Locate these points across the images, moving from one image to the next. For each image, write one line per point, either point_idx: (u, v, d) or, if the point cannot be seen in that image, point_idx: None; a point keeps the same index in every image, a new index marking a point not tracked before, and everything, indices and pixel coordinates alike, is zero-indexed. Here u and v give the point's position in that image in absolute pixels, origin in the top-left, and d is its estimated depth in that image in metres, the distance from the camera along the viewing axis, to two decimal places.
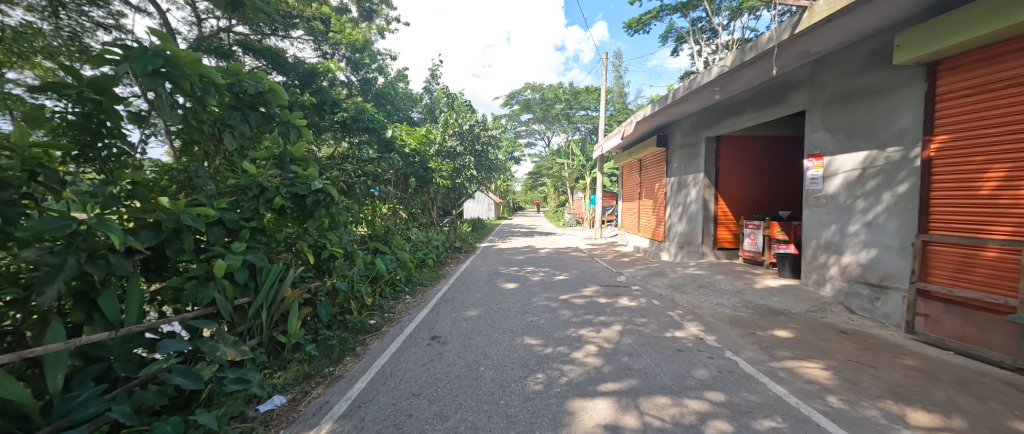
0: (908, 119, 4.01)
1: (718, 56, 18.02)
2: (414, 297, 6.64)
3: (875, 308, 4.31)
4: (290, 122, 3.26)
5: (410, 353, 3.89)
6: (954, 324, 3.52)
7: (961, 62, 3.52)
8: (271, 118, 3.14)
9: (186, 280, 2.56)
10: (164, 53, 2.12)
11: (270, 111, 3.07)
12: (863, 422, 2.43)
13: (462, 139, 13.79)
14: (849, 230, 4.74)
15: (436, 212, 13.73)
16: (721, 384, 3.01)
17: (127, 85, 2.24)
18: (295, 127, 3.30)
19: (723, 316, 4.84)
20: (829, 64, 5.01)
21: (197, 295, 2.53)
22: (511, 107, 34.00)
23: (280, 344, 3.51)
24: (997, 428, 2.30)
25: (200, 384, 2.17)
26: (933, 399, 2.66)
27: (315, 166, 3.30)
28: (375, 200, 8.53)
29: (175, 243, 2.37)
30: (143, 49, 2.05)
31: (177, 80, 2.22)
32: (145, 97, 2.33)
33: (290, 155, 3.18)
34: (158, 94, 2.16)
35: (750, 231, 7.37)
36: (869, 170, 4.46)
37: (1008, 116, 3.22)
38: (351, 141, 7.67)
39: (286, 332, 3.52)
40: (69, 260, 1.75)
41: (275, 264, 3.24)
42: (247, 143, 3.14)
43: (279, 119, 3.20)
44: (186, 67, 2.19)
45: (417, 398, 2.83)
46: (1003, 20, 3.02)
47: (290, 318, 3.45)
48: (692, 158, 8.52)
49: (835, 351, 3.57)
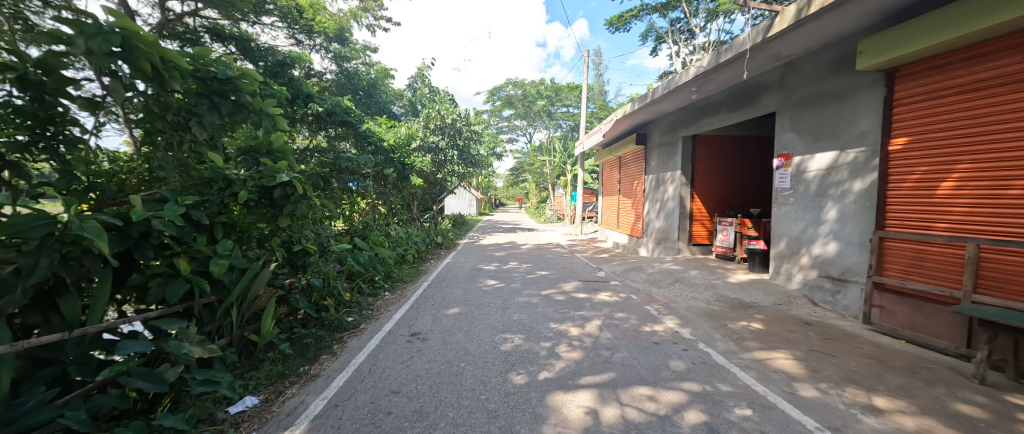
0: (867, 122, 4.26)
1: (695, 57, 18.50)
2: (394, 294, 6.52)
3: (837, 300, 4.58)
4: (263, 110, 3.06)
5: (389, 351, 3.82)
6: (906, 314, 3.77)
7: (913, 70, 3.79)
8: (243, 107, 2.95)
9: (149, 278, 2.41)
10: (118, 30, 1.97)
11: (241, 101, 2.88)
12: (823, 407, 2.58)
13: (443, 133, 13.59)
14: (814, 226, 5.00)
15: (417, 207, 13.52)
16: (696, 376, 3.12)
17: (81, 68, 2.05)
18: (266, 116, 3.13)
19: (697, 309, 5.03)
20: (797, 68, 5.24)
21: (165, 292, 2.41)
22: (493, 103, 33.82)
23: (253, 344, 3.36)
24: (940, 410, 2.49)
25: (163, 388, 2.07)
26: (886, 384, 2.86)
27: (291, 159, 3.16)
28: (354, 195, 8.30)
29: (145, 248, 2.28)
30: (97, 25, 1.89)
31: (135, 60, 2.07)
32: (100, 82, 2.13)
33: (262, 146, 3.03)
34: (113, 79, 2.04)
35: (724, 227, 7.62)
36: (833, 169, 4.71)
37: (954, 121, 3.49)
38: (327, 134, 7.41)
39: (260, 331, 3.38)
40: (42, 261, 1.66)
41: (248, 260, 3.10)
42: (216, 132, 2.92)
43: (251, 108, 3.00)
44: (146, 46, 2.06)
45: (397, 395, 2.79)
46: (952, 32, 3.26)
47: (264, 316, 3.29)
48: (670, 156, 8.75)
49: (800, 342, 3.77)
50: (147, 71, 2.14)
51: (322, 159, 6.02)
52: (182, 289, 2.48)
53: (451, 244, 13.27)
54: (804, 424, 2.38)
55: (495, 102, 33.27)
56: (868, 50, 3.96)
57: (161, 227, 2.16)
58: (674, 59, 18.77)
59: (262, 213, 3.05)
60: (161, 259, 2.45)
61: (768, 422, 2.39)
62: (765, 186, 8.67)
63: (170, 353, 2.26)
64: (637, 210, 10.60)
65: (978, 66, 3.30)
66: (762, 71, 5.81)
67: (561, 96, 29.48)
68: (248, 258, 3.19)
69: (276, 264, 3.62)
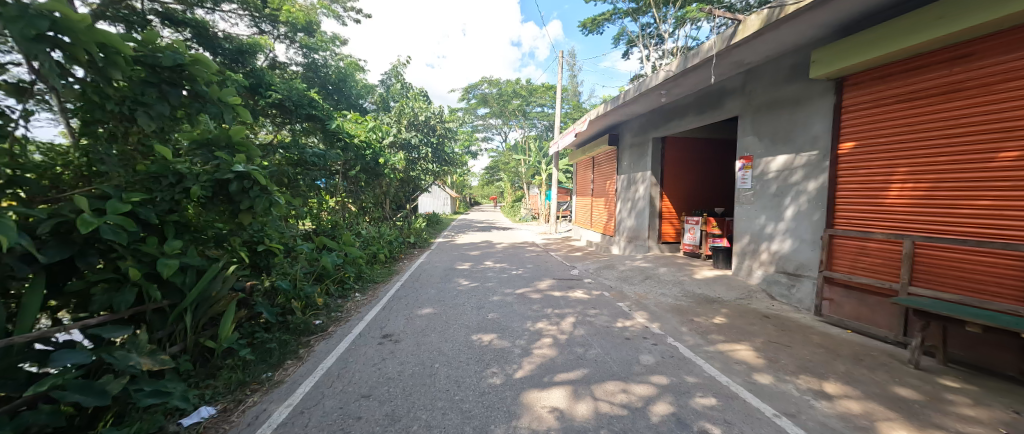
0: (820, 127, 4.57)
1: (663, 61, 19.19)
2: (365, 295, 6.31)
3: (791, 293, 4.89)
4: (222, 100, 2.82)
5: (360, 353, 3.68)
6: (853, 306, 4.08)
7: (860, 79, 4.09)
8: (198, 97, 2.71)
9: (92, 285, 2.22)
10: (51, 14, 1.74)
11: (196, 90, 2.63)
12: (780, 395, 2.75)
13: (416, 130, 13.31)
14: (772, 224, 5.30)
15: (389, 206, 13.16)
16: (665, 369, 3.22)
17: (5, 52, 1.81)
18: (227, 108, 2.89)
19: (666, 305, 5.21)
20: (757, 75, 5.55)
21: (112, 301, 2.23)
22: (468, 101, 33.53)
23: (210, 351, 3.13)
24: (881, 393, 2.72)
25: (106, 402, 1.86)
26: (835, 371, 3.08)
27: (253, 153, 2.97)
28: (321, 193, 7.94)
29: (88, 255, 2.11)
30: (20, 7, 1.64)
31: (71, 50, 1.87)
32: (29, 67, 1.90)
33: (220, 139, 2.82)
34: (44, 65, 1.77)
35: (690, 226, 7.94)
36: (789, 171, 5.02)
37: (895, 127, 3.79)
38: (292, 129, 7.05)
39: (217, 336, 3.15)
40: None
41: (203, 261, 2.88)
42: (168, 123, 2.66)
43: (207, 98, 2.75)
44: (82, 32, 1.85)
45: (367, 399, 2.69)
46: (895, 45, 3.54)
47: (223, 321, 3.06)
48: (640, 157, 9.02)
49: (759, 334, 3.99)
50: (83, 60, 1.93)
51: (286, 154, 5.71)
52: (132, 296, 2.29)
53: (425, 243, 13.04)
54: (763, 411, 2.52)
55: (470, 100, 33.00)
56: (821, 59, 4.24)
57: (109, 236, 2.00)
58: (644, 63, 19.38)
59: (219, 210, 2.85)
60: (105, 263, 2.24)
61: (731, 411, 2.51)
62: (728, 186, 9.12)
63: (115, 363, 2.06)
64: (609, 209, 10.85)
65: (915, 77, 3.61)
66: (725, 76, 6.09)
67: (536, 96, 29.70)
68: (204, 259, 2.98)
69: (235, 265, 3.40)
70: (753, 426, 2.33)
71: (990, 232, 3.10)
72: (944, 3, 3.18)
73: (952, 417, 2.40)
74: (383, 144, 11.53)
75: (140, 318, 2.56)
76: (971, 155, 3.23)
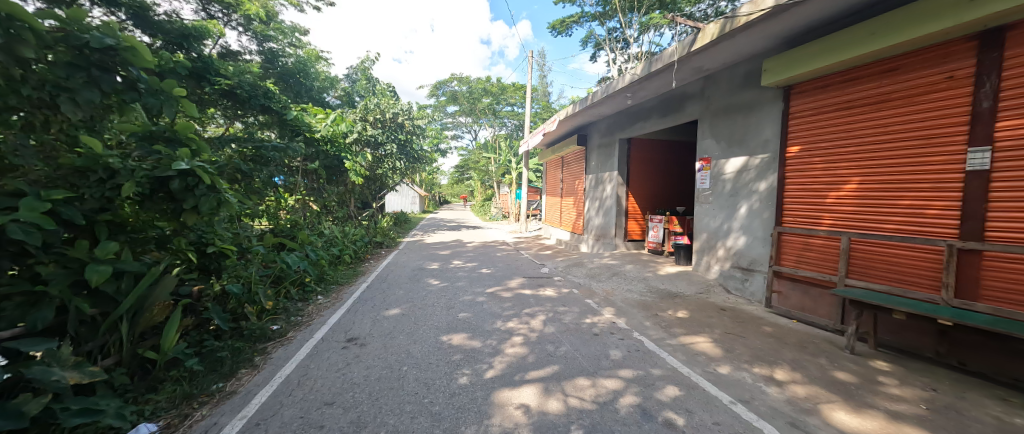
0: (770, 132, 4.92)
1: (628, 65, 19.88)
2: (328, 298, 6.01)
3: (745, 287, 5.23)
4: (163, 91, 2.57)
5: (322, 359, 3.49)
6: (798, 297, 4.43)
7: (805, 88, 4.45)
8: (134, 86, 2.44)
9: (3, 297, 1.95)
10: None
11: (132, 77, 2.36)
12: (736, 383, 2.92)
13: (383, 127, 12.88)
14: (728, 222, 5.64)
15: (354, 205, 12.64)
16: (631, 363, 3.33)
17: None
18: (169, 99, 2.63)
19: (632, 300, 5.40)
20: (714, 81, 5.88)
21: (30, 315, 1.97)
22: (437, 98, 32.93)
23: (150, 362, 2.84)
24: (822, 377, 2.97)
25: (22, 424, 1.62)
26: (782, 358, 3.33)
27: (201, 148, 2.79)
28: (279, 191, 7.47)
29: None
30: None
31: None
32: None
33: (164, 132, 2.57)
34: None
35: (654, 224, 8.26)
36: (743, 172, 5.36)
37: (834, 133, 4.15)
38: (246, 122, 6.57)
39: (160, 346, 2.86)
40: None
41: (143, 264, 2.60)
42: (98, 112, 2.37)
43: (146, 87, 2.49)
44: None
45: (331, 407, 2.55)
46: (835, 57, 3.88)
47: (167, 329, 2.77)
48: (608, 157, 9.27)
49: (717, 326, 4.23)
50: None
51: (239, 149, 5.30)
52: (51, 313, 2.03)
53: (392, 243, 12.65)
54: (722, 399, 2.66)
55: (439, 97, 32.42)
56: (772, 67, 4.56)
57: (19, 234, 1.76)
58: (610, 66, 19.98)
59: (160, 209, 2.59)
60: (19, 269, 1.98)
61: (692, 400, 2.64)
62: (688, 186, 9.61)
63: (34, 380, 1.80)
64: (578, 208, 11.08)
65: (851, 87, 3.98)
66: (686, 81, 6.40)
67: (506, 95, 29.73)
68: (143, 262, 2.69)
69: (181, 268, 3.12)
70: (713, 414, 2.45)
71: (910, 228, 3.49)
72: (875, 22, 3.53)
73: (881, 396, 2.66)
74: (347, 140, 11.04)
75: (64, 331, 2.28)
76: (896, 158, 3.61)
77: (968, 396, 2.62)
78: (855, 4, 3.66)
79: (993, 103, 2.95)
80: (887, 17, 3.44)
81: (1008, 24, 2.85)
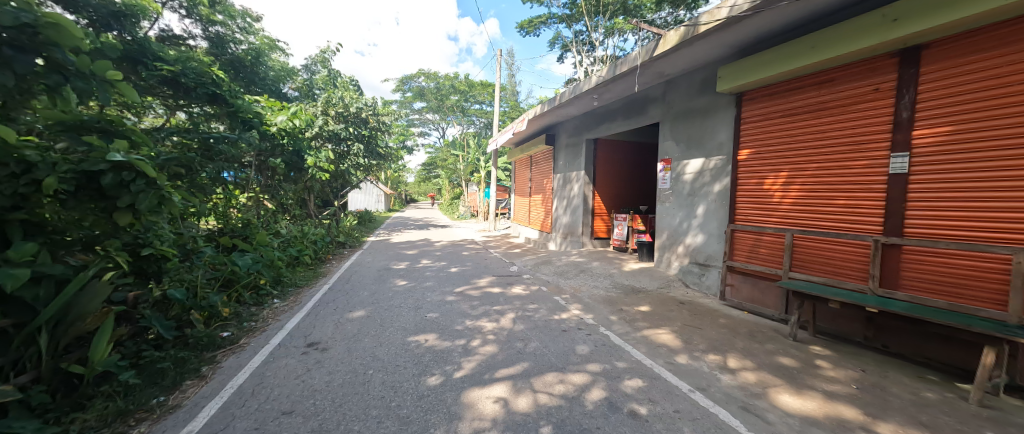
0: (724, 136, 5.25)
1: (594, 67, 20.39)
2: (285, 301, 5.65)
3: (702, 281, 5.55)
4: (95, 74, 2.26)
5: (279, 366, 3.28)
6: (748, 290, 4.76)
7: (755, 96, 4.79)
8: (59, 68, 2.11)
9: None
10: None
11: (57, 60, 2.07)
12: (694, 372, 3.10)
13: (346, 121, 12.31)
14: (686, 220, 5.94)
15: (313, 203, 11.99)
16: (598, 357, 3.42)
17: None
18: (103, 82, 2.35)
19: (598, 296, 5.56)
20: (674, 86, 6.17)
21: None
22: (403, 94, 32.01)
23: (78, 376, 2.51)
24: (769, 363, 3.21)
25: None
26: (735, 347, 3.57)
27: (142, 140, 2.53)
28: (229, 188, 6.91)
29: None
30: None
31: None
32: None
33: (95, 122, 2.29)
34: None
35: (619, 222, 8.50)
36: (700, 173, 5.67)
37: (780, 138, 4.50)
38: (189, 112, 6.00)
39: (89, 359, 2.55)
40: None
41: (66, 268, 2.30)
42: (14, 96, 2.07)
43: (74, 69, 2.16)
44: None
45: (289, 416, 2.40)
46: (781, 67, 4.20)
47: (98, 339, 2.46)
48: (575, 156, 9.46)
49: (676, 319, 4.45)
50: None
51: (181, 141, 4.83)
52: None
53: (355, 242, 12.14)
54: (681, 388, 2.81)
55: (405, 92, 31.51)
56: (726, 75, 4.86)
57: None
58: (577, 68, 20.39)
59: (89, 207, 2.34)
60: None
61: (654, 390, 2.76)
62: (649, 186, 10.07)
63: None
64: (546, 207, 11.22)
65: (795, 95, 4.33)
66: (649, 85, 6.66)
67: (474, 93, 29.45)
68: (68, 266, 2.38)
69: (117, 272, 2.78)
70: (674, 403, 2.58)
71: (844, 225, 3.86)
72: (815, 37, 3.87)
73: (819, 378, 2.93)
74: (306, 135, 10.44)
75: None
76: (832, 162, 3.97)
77: (889, 374, 2.95)
78: (798, 19, 3.99)
79: (910, 113, 3.32)
80: (824, 33, 3.78)
81: (923, 43, 3.22)
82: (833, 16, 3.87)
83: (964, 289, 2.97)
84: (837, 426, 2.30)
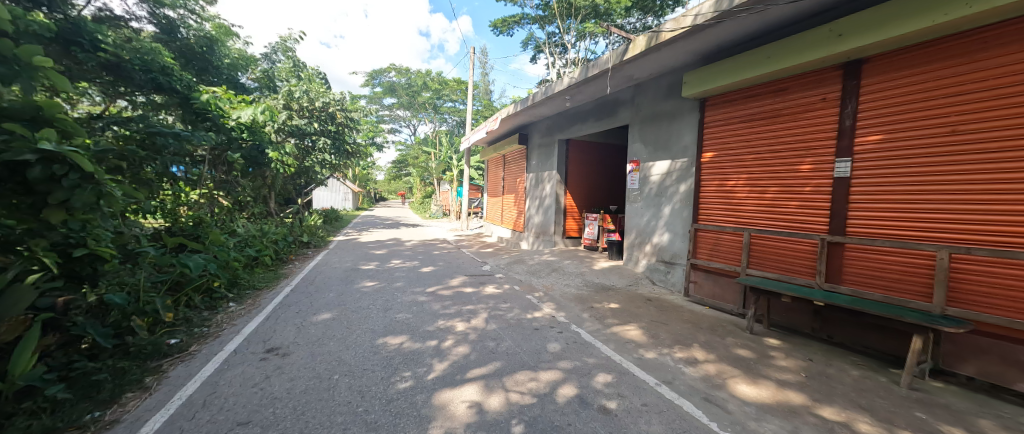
0: (689, 139, 5.48)
1: (567, 69, 20.73)
2: (242, 305, 5.30)
3: (668, 278, 5.78)
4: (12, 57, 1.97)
5: (235, 374, 3.06)
6: (710, 286, 5.00)
7: (717, 102, 5.04)
8: None
9: None
10: None
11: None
12: (660, 366, 3.21)
13: (311, 115, 11.74)
14: (654, 220, 6.16)
15: (274, 200, 11.34)
16: (569, 354, 3.47)
17: None
18: (24, 69, 2.03)
19: (570, 295, 5.64)
20: (643, 90, 6.36)
21: None
22: (372, 89, 31.01)
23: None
24: (728, 355, 3.39)
25: None
26: (698, 341, 3.73)
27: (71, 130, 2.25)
28: (179, 184, 6.37)
29: None
30: None
31: None
32: None
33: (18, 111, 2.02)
34: None
35: (590, 222, 8.64)
36: (667, 175, 5.88)
37: (740, 142, 4.77)
38: (132, 100, 5.46)
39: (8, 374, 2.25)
40: None
41: None
42: None
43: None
44: None
45: (245, 427, 2.24)
46: (740, 75, 4.45)
47: (18, 352, 2.20)
48: (548, 157, 9.56)
49: (644, 315, 4.60)
50: None
51: (123, 132, 4.39)
52: None
53: (321, 242, 11.61)
54: (647, 382, 2.90)
55: (375, 87, 30.54)
56: (692, 80, 5.08)
57: None
58: (550, 69, 20.64)
59: (10, 202, 2.07)
60: None
61: (623, 385, 2.83)
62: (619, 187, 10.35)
63: None
64: (519, 206, 11.26)
65: (752, 103, 4.61)
66: (618, 88, 6.84)
67: (447, 91, 29.06)
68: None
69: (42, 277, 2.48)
70: (641, 397, 2.66)
71: (795, 225, 4.14)
72: (771, 47, 4.13)
73: (772, 368, 3.13)
74: (269, 129, 9.81)
75: None
76: (785, 166, 4.26)
77: (833, 363, 3.19)
78: (755, 30, 4.24)
79: (852, 122, 3.63)
80: (779, 44, 4.03)
81: (863, 58, 3.53)
82: (787, 29, 4.14)
83: (897, 282, 3.27)
84: (788, 412, 2.46)
